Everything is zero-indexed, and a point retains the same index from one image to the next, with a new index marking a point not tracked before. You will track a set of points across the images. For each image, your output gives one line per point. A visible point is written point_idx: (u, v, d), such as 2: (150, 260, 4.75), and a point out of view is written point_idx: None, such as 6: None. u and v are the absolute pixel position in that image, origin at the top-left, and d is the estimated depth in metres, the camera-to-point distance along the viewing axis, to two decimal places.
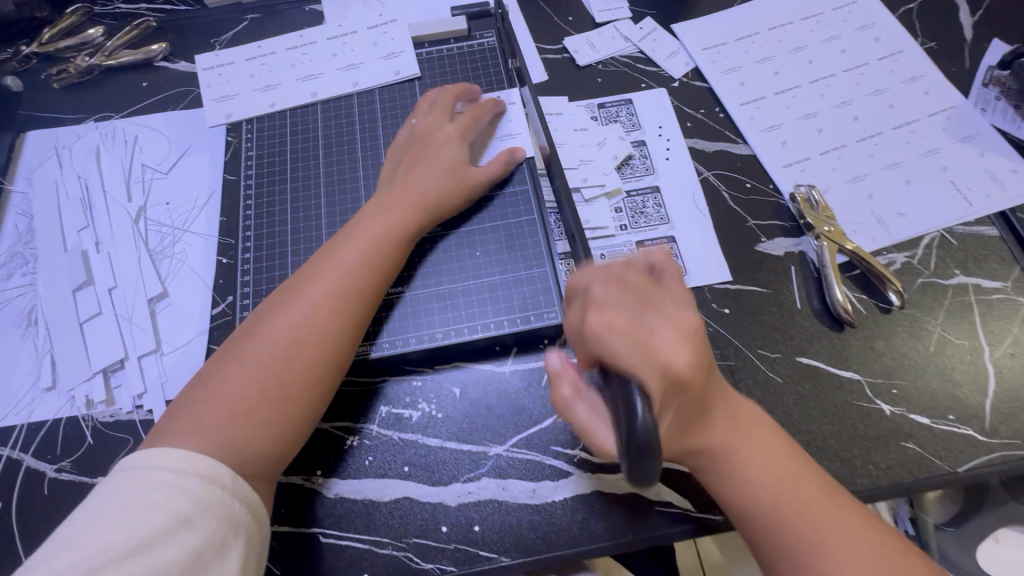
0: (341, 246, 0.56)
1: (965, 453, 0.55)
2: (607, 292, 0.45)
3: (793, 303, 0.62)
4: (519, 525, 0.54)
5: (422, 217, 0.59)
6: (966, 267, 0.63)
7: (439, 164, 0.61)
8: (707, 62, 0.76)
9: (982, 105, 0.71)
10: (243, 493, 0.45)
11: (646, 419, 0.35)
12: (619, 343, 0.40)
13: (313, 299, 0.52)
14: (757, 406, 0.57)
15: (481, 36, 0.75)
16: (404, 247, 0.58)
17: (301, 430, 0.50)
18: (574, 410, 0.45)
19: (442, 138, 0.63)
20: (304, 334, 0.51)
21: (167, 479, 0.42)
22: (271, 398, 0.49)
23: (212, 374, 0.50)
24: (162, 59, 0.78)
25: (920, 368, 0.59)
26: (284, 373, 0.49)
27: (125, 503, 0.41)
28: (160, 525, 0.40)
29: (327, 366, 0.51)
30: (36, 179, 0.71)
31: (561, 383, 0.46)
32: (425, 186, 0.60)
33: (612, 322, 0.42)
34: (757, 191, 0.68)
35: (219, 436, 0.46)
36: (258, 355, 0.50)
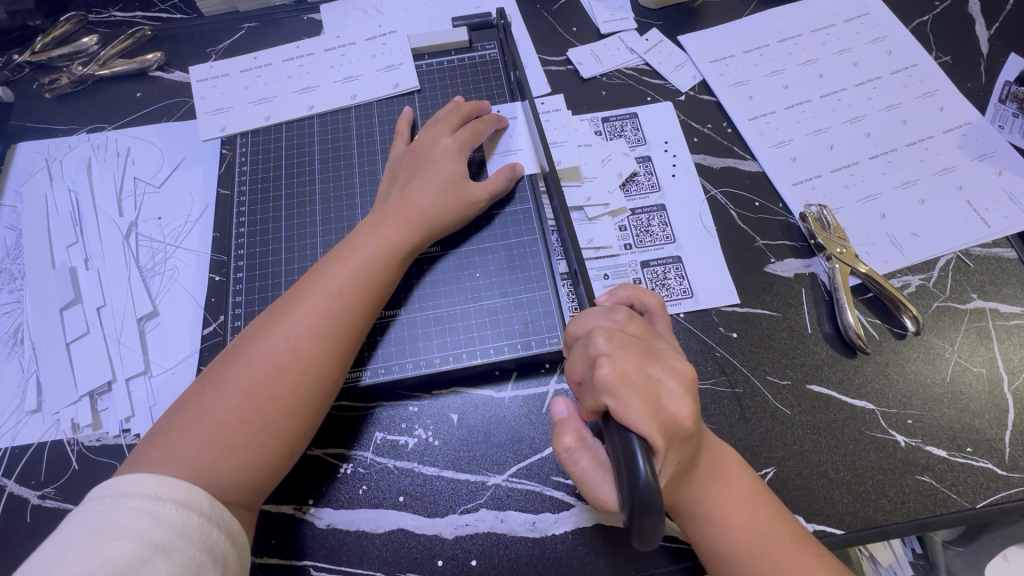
0: (332, 266, 0.54)
1: (983, 487, 0.53)
2: (613, 338, 0.43)
3: (804, 327, 0.60)
4: (518, 559, 0.52)
5: (418, 235, 0.57)
6: (983, 290, 0.61)
7: (435, 179, 0.59)
8: (715, 76, 0.74)
9: (999, 122, 0.69)
10: (221, 521, 0.43)
11: (649, 476, 0.33)
12: (628, 400, 0.39)
13: (300, 321, 0.50)
14: (766, 436, 0.55)
15: (483, 48, 0.73)
16: (394, 269, 0.56)
17: (285, 458, 0.48)
18: (576, 460, 0.42)
19: (438, 152, 0.61)
20: (288, 360, 0.49)
21: (142, 506, 0.41)
22: (252, 427, 0.47)
23: (196, 397, 0.48)
24: (157, 69, 0.76)
25: (935, 397, 0.56)
26: (268, 400, 0.48)
27: (98, 532, 0.38)
28: (133, 553, 0.38)
29: (313, 393, 0.49)
30: (26, 192, 0.69)
31: (563, 432, 0.43)
32: (421, 204, 0.58)
33: (622, 377, 0.40)
34: (766, 210, 0.66)
35: (197, 464, 0.44)
36: (243, 381, 0.48)
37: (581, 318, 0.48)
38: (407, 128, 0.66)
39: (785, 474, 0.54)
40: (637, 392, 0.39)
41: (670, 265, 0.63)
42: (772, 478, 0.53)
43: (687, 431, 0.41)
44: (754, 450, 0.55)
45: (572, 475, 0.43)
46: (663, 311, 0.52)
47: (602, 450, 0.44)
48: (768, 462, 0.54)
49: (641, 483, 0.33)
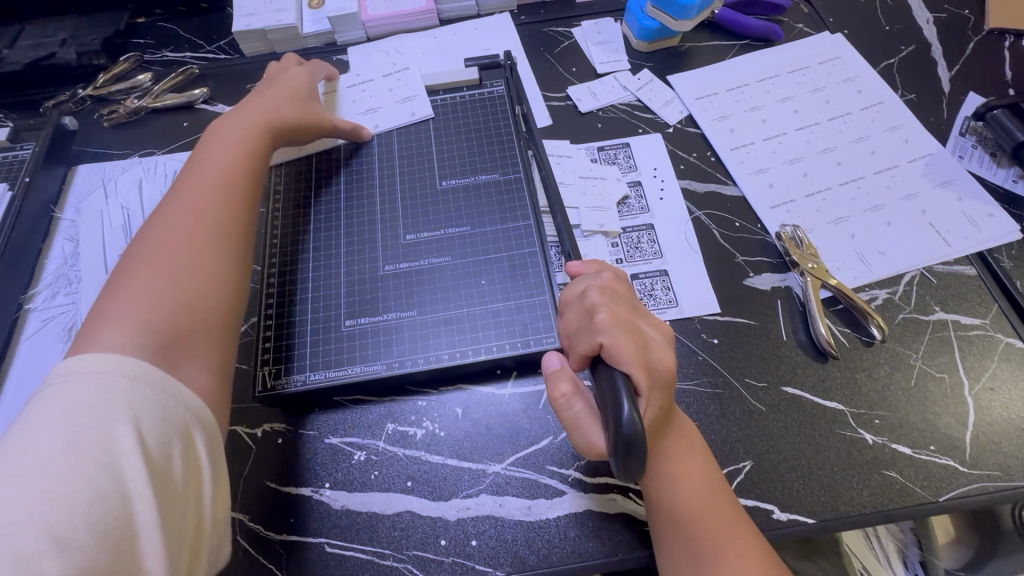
0: (201, 162, 0.62)
1: (947, 483, 0.57)
2: (606, 294, 0.50)
3: (779, 334, 0.65)
4: (514, 541, 0.56)
5: (265, 135, 0.68)
6: (946, 304, 0.66)
7: (257, 103, 0.71)
8: (700, 110, 0.82)
9: (960, 152, 0.76)
10: (174, 393, 0.45)
11: (633, 416, 0.38)
12: (621, 342, 0.44)
13: (198, 193, 0.58)
14: (744, 432, 0.60)
15: (491, 85, 0.82)
16: (259, 144, 0.67)
17: (218, 290, 0.53)
18: (570, 406, 0.48)
19: (278, 82, 0.74)
20: (202, 221, 0.56)
21: (94, 383, 0.42)
22: (178, 275, 0.52)
23: (114, 281, 0.51)
24: (203, 102, 0.86)
25: (901, 399, 0.61)
26: (192, 251, 0.54)
27: (59, 410, 0.40)
28: (97, 427, 0.40)
29: (230, 235, 0.57)
30: (84, 207, 0.78)
31: (558, 381, 0.49)
32: (242, 120, 0.68)
33: (616, 321, 0.46)
34: (746, 230, 0.73)
35: (132, 326, 0.47)
36: (160, 244, 0.53)
37: (570, 284, 0.54)
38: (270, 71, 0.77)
39: (760, 466, 0.58)
40: (628, 336, 0.45)
41: (658, 278, 0.70)
42: (749, 470, 0.58)
43: (668, 379, 0.47)
44: (732, 445, 0.59)
45: (565, 421, 0.48)
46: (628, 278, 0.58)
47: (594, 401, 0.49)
48: (745, 455, 0.59)
49: (627, 420, 0.38)
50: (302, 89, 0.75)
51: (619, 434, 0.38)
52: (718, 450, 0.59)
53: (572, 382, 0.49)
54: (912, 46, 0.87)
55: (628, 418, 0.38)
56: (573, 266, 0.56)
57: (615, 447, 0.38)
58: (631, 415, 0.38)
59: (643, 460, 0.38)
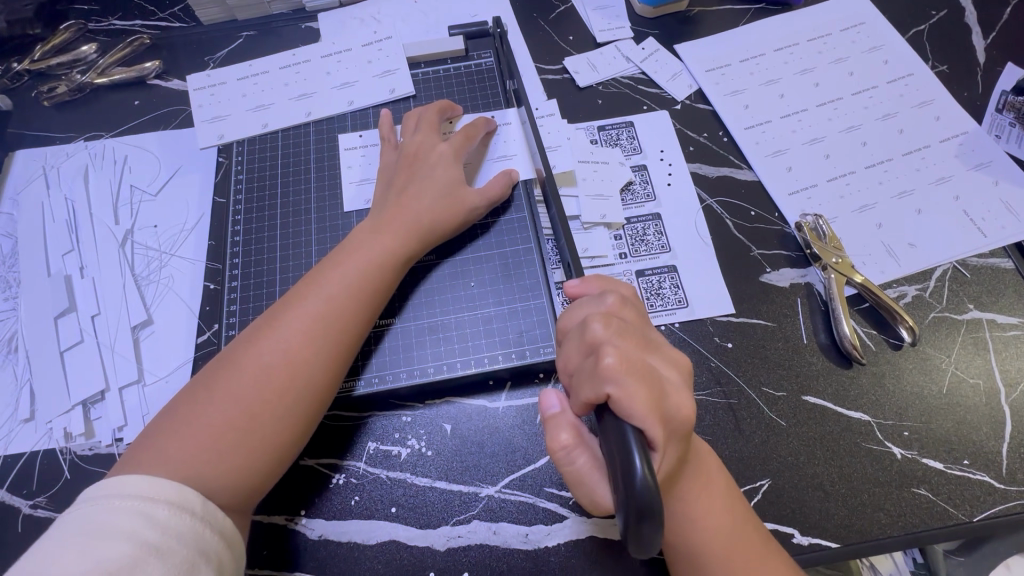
0: (320, 276, 0.54)
1: (982, 501, 0.52)
2: (611, 325, 0.43)
3: (799, 338, 0.59)
4: (511, 571, 0.51)
5: (411, 245, 0.57)
6: (980, 301, 0.60)
7: (433, 184, 0.59)
8: (711, 84, 0.74)
9: (996, 131, 0.69)
10: (215, 520, 0.43)
11: (648, 474, 0.32)
12: (630, 388, 0.38)
13: (292, 326, 0.51)
14: (761, 448, 0.55)
15: (479, 56, 0.73)
16: (391, 273, 0.56)
17: (277, 458, 0.48)
18: (572, 460, 0.42)
19: (434, 158, 0.61)
20: (279, 365, 0.49)
21: (133, 506, 0.40)
22: (243, 429, 0.47)
23: (187, 400, 0.48)
24: (155, 77, 0.76)
25: (932, 409, 0.56)
26: (263, 403, 0.48)
27: (90, 532, 0.38)
28: (126, 554, 0.37)
29: (306, 395, 0.49)
30: (23, 200, 0.69)
31: (558, 429, 0.42)
32: (418, 207, 0.58)
33: (627, 364, 0.39)
34: (762, 219, 0.66)
35: (188, 467, 0.44)
36: (225, 385, 0.48)
37: (571, 310, 0.47)
38: (412, 124, 0.64)
39: (779, 485, 0.53)
40: (639, 381, 0.39)
41: (666, 274, 0.63)
42: (767, 490, 0.53)
43: (687, 426, 0.41)
44: (748, 462, 0.54)
45: (567, 476, 0.42)
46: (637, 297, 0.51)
47: (599, 448, 0.43)
48: (763, 473, 0.54)
49: (640, 481, 0.32)
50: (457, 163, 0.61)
51: (633, 499, 0.32)
52: (733, 468, 0.54)
53: (573, 431, 0.42)
54: (944, 11, 0.78)
55: (641, 478, 0.32)
56: (573, 287, 0.50)
57: (626, 514, 0.32)
58: (645, 475, 0.32)
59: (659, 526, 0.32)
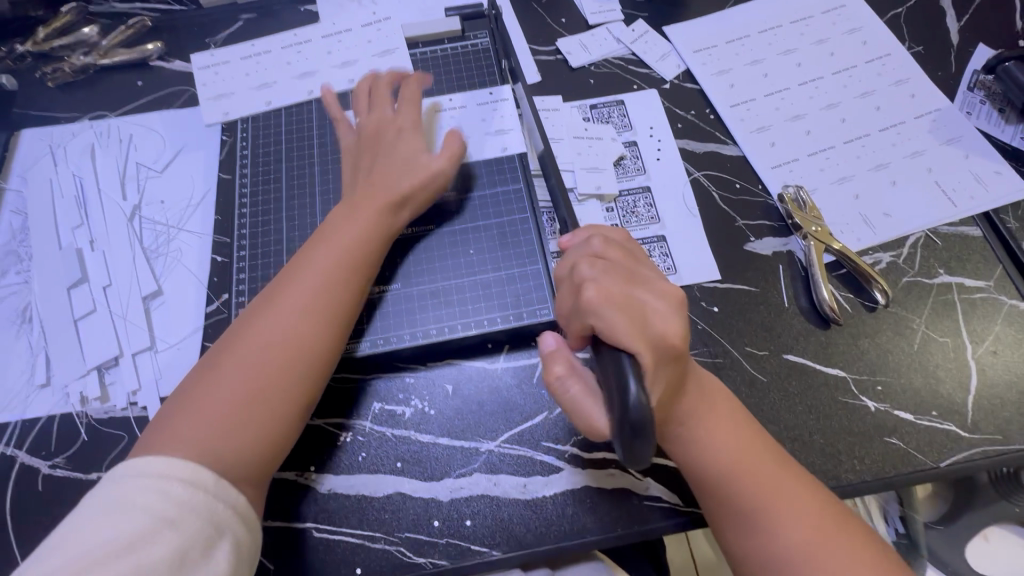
0: (309, 256, 0.56)
1: (948, 448, 0.56)
2: (596, 266, 0.46)
3: (781, 302, 0.63)
4: (510, 519, 0.54)
5: (392, 220, 0.59)
6: (950, 266, 0.64)
7: (398, 155, 0.61)
8: (698, 64, 0.77)
9: (967, 108, 0.73)
10: (227, 496, 0.46)
11: (641, 396, 0.36)
12: (614, 318, 0.41)
13: (287, 305, 0.53)
14: (745, 403, 0.58)
15: (475, 37, 0.75)
16: (378, 247, 0.58)
17: (290, 429, 0.51)
18: (567, 388, 0.45)
19: (391, 129, 0.63)
20: (280, 342, 0.51)
21: (150, 483, 0.44)
22: (252, 404, 0.49)
23: (196, 385, 0.50)
24: (158, 58, 0.78)
25: (903, 365, 0.60)
26: (269, 378, 0.50)
27: (110, 508, 0.42)
28: (144, 526, 0.41)
29: (309, 366, 0.52)
30: (31, 177, 0.71)
31: (553, 362, 0.46)
32: (389, 181, 0.60)
33: (606, 297, 0.43)
34: (747, 191, 0.69)
35: (204, 444, 0.47)
36: (232, 366, 0.50)
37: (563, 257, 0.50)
38: (412, 93, 0.65)
39: None
40: (621, 311, 0.42)
41: (655, 244, 0.66)
42: None
43: (676, 350, 0.43)
44: None
45: (563, 404, 0.45)
46: (629, 240, 0.53)
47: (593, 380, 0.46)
48: None
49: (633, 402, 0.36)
50: (415, 136, 0.63)
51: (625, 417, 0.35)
52: None
53: (567, 362, 0.46)
54: None
55: (634, 401, 0.36)
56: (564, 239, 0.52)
57: (620, 429, 0.36)
58: (638, 398, 0.36)
59: (650, 442, 0.36)
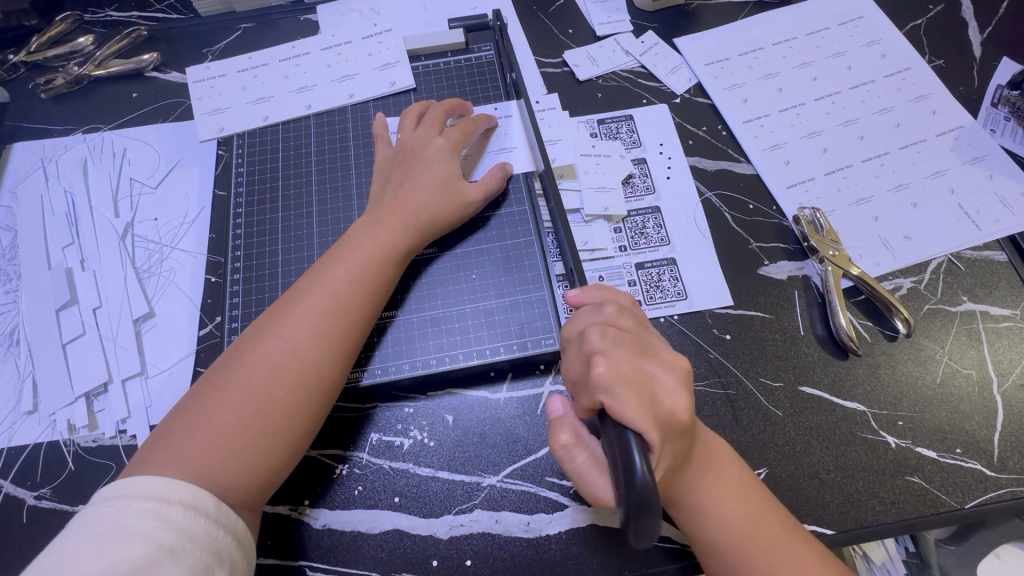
0: (323, 273, 0.54)
1: (973, 488, 0.54)
2: (607, 334, 0.43)
3: (797, 330, 0.60)
4: (513, 560, 0.52)
5: (410, 238, 0.57)
6: (974, 293, 0.61)
7: (430, 179, 0.59)
8: (710, 78, 0.74)
9: (991, 126, 0.70)
10: (227, 521, 0.44)
11: (647, 472, 0.34)
12: (623, 397, 0.39)
13: (297, 324, 0.51)
14: (759, 437, 0.56)
15: (479, 49, 0.73)
16: (392, 269, 0.56)
17: (289, 456, 0.49)
18: (572, 458, 0.42)
19: (432, 152, 0.61)
20: (287, 364, 0.49)
21: (147, 508, 0.41)
22: (253, 428, 0.47)
23: (196, 402, 0.48)
24: (153, 69, 0.76)
25: (926, 399, 0.57)
26: (273, 402, 0.48)
27: (105, 534, 0.39)
28: (142, 555, 0.38)
29: (315, 392, 0.50)
30: (22, 192, 0.69)
31: (560, 429, 0.43)
32: (416, 203, 0.58)
33: (616, 373, 0.41)
34: (760, 212, 0.66)
35: (200, 468, 0.45)
36: (233, 386, 0.48)
37: (572, 319, 0.48)
38: (417, 113, 0.65)
39: (777, 474, 0.54)
40: (631, 389, 0.40)
41: (665, 267, 0.64)
42: (764, 478, 0.54)
43: (684, 426, 0.41)
44: (746, 451, 0.55)
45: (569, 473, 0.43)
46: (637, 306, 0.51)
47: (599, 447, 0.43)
48: (760, 462, 0.55)
49: (638, 479, 0.33)
50: (453, 163, 0.61)
51: (631, 493, 0.33)
52: None
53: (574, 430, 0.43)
54: (941, 6, 0.79)
55: (639, 478, 0.33)
56: (573, 296, 0.50)
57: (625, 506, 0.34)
58: (644, 473, 0.33)
59: (656, 520, 0.33)
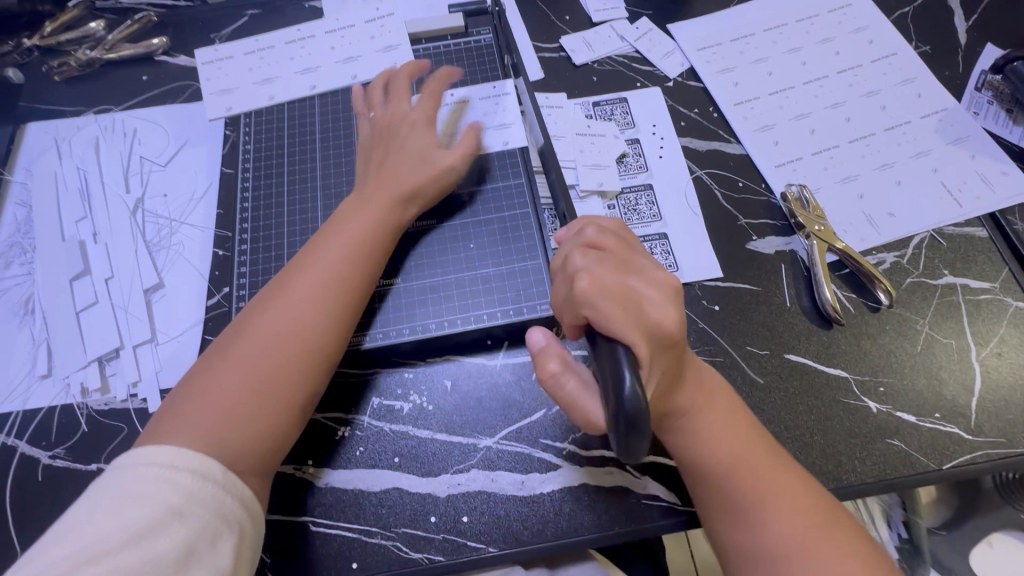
0: (320, 247, 0.56)
1: (951, 451, 0.56)
2: (589, 256, 0.45)
3: (783, 301, 0.62)
4: (507, 516, 0.54)
5: (400, 211, 0.59)
6: (955, 267, 0.64)
7: (412, 152, 0.61)
8: (703, 62, 0.76)
9: (974, 108, 0.72)
10: (233, 487, 0.46)
11: (636, 387, 0.35)
12: (609, 310, 0.41)
13: (297, 296, 0.53)
14: (745, 402, 0.58)
15: (479, 33, 0.75)
16: (385, 242, 0.58)
17: (294, 421, 0.51)
18: (562, 384, 0.45)
19: (410, 125, 0.63)
20: (287, 334, 0.51)
21: (158, 473, 0.43)
22: (259, 395, 0.49)
23: (203, 374, 0.50)
24: (162, 53, 0.78)
25: (906, 366, 0.59)
26: (276, 369, 0.50)
27: (118, 498, 0.41)
28: (152, 517, 0.41)
29: (315, 358, 0.52)
30: (36, 169, 0.71)
31: (546, 360, 0.46)
32: (402, 176, 0.60)
33: (601, 287, 0.42)
34: (749, 190, 0.68)
35: (208, 432, 0.47)
36: (237, 357, 0.50)
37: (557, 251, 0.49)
38: (392, 88, 0.67)
39: None
40: (616, 303, 0.41)
41: (657, 242, 0.66)
42: None
43: (673, 339, 0.43)
44: None
45: (561, 401, 0.45)
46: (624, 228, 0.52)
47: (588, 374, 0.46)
48: None
49: (627, 393, 0.34)
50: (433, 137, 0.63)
51: (620, 410, 0.34)
52: None
53: (561, 358, 0.46)
54: None
55: (629, 392, 0.35)
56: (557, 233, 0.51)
57: (616, 424, 0.35)
58: (633, 388, 0.34)
59: (645, 436, 0.35)
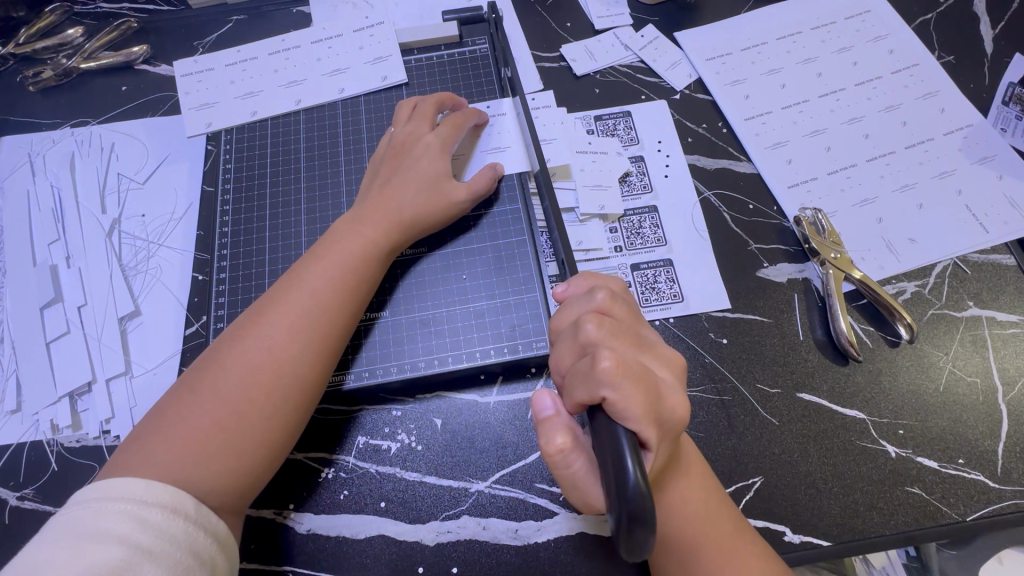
0: (304, 270, 0.53)
1: (975, 500, 0.52)
2: (604, 325, 0.42)
3: (795, 334, 0.59)
4: (500, 567, 0.51)
5: (395, 234, 0.56)
6: (981, 298, 0.59)
7: (418, 177, 0.58)
8: (711, 74, 0.72)
9: (1002, 124, 0.67)
10: (207, 522, 0.43)
11: (639, 477, 0.32)
12: (629, 394, 0.37)
13: (277, 322, 0.50)
14: (754, 445, 0.54)
15: (474, 43, 0.71)
16: (374, 266, 0.54)
17: (267, 459, 0.48)
18: (567, 462, 0.40)
19: (422, 149, 0.59)
20: (265, 364, 0.48)
21: (126, 509, 0.40)
22: (231, 429, 0.46)
23: (172, 404, 0.47)
24: (143, 62, 0.75)
25: (928, 407, 0.55)
26: (251, 402, 0.47)
27: (78, 539, 0.38)
28: (120, 557, 0.37)
29: (294, 392, 0.48)
30: (8, 188, 0.68)
31: (554, 432, 0.40)
32: (402, 200, 0.57)
33: (624, 368, 0.38)
34: (760, 213, 0.64)
35: (176, 469, 0.44)
36: (209, 388, 0.47)
37: (562, 311, 0.46)
38: (409, 113, 0.62)
39: (772, 483, 0.53)
40: (636, 384, 0.38)
41: (661, 268, 0.62)
42: (759, 487, 0.53)
43: (678, 428, 0.41)
44: (740, 459, 0.54)
45: (560, 477, 0.41)
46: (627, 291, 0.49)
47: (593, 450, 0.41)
48: (755, 471, 0.53)
49: (632, 486, 0.31)
50: (441, 160, 0.59)
51: (623, 501, 0.31)
52: (724, 465, 0.53)
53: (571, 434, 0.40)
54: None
55: (633, 484, 0.32)
56: (561, 290, 0.49)
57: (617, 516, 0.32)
58: (638, 479, 0.32)
59: (651, 533, 0.31)
